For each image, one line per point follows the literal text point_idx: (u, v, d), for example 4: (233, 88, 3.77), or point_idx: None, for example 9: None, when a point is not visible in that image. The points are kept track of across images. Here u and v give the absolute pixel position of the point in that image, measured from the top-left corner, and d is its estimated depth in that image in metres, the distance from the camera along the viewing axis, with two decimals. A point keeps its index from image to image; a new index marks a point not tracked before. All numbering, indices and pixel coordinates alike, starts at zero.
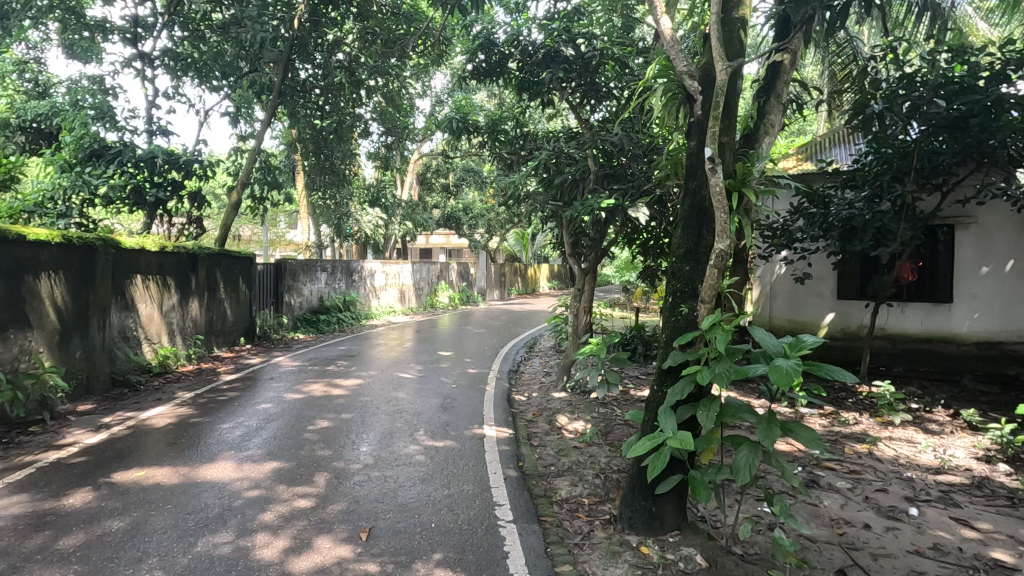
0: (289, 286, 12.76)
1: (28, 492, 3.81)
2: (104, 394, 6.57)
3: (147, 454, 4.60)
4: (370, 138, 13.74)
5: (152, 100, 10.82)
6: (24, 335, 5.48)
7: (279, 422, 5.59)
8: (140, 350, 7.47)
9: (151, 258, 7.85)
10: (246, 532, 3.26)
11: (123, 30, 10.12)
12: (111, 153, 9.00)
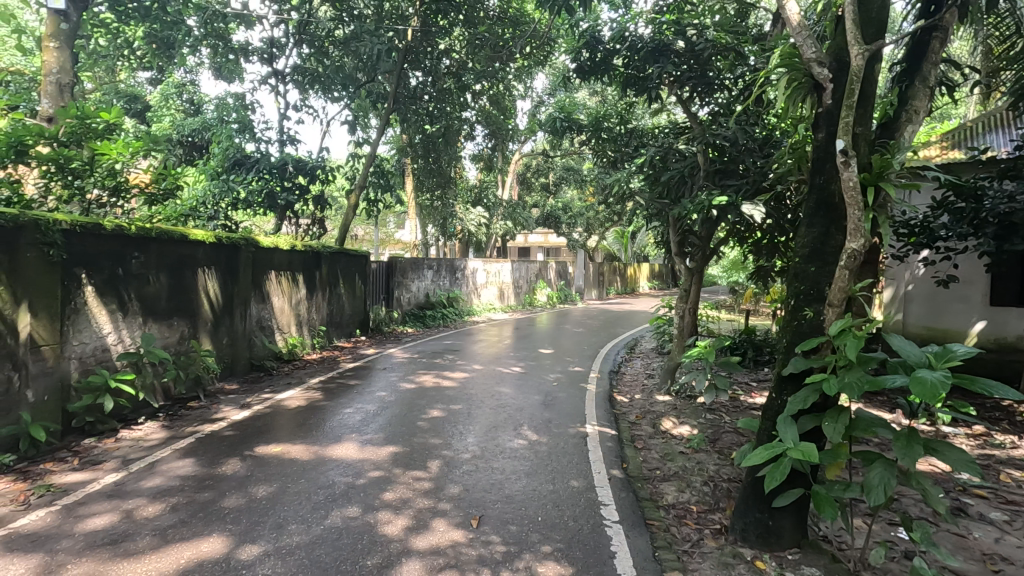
0: (399, 282, 13.54)
1: (192, 458, 4.41)
2: (245, 376, 7.40)
3: (283, 431, 5.13)
4: (473, 141, 14.22)
5: (283, 112, 11.96)
6: (185, 322, 6.32)
7: (393, 409, 5.97)
8: (274, 338, 8.31)
9: (283, 256, 8.71)
10: (371, 509, 3.54)
11: (261, 52, 11.27)
12: (250, 162, 10.06)
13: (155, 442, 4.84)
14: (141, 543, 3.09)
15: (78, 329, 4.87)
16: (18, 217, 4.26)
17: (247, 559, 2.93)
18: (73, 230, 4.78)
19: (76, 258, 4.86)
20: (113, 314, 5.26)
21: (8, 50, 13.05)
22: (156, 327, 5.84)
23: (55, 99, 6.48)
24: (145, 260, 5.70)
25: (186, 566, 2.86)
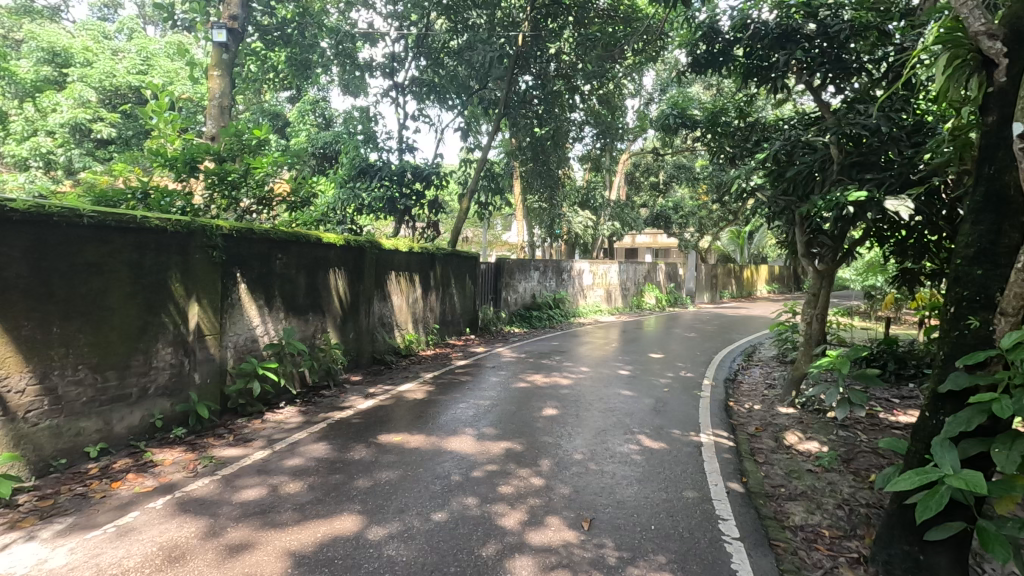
0: (506, 283, 13.83)
1: (326, 442, 4.84)
2: (368, 369, 7.97)
3: (401, 422, 5.45)
4: (581, 142, 14.16)
5: (402, 122, 12.71)
6: (319, 317, 6.94)
7: (503, 406, 6.11)
8: (393, 334, 8.87)
9: (403, 257, 9.26)
10: (487, 501, 3.66)
11: (383, 67, 12.08)
12: (373, 170, 10.80)
13: (294, 425, 5.38)
14: (286, 516, 3.45)
15: (233, 322, 5.54)
16: (191, 224, 4.93)
17: (375, 539, 3.16)
18: (231, 234, 5.44)
19: (233, 259, 5.53)
20: (260, 308, 5.92)
21: (180, 81, 15.21)
22: (295, 321, 6.48)
23: (218, 120, 7.42)
24: (286, 261, 6.34)
25: (324, 539, 3.14)
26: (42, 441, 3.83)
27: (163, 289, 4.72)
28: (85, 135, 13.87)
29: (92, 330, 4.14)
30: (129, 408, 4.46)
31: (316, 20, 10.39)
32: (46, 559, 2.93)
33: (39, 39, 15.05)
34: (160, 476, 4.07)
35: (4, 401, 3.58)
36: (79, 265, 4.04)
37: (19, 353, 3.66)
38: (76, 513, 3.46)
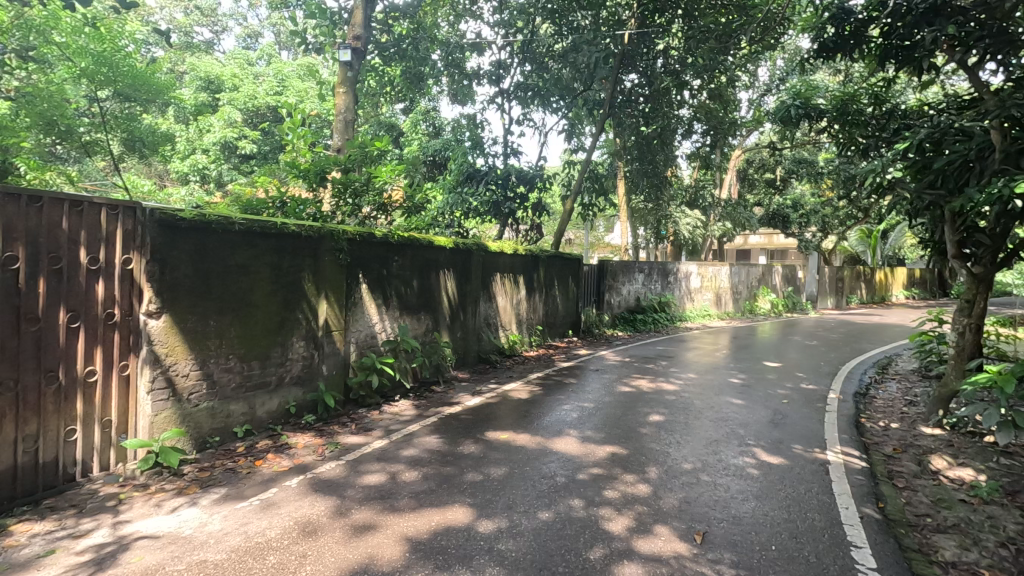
0: (609, 285, 13.62)
1: (438, 436, 5.07)
2: (474, 367, 8.23)
3: (507, 421, 5.56)
4: (689, 140, 13.58)
5: (507, 127, 12.97)
6: (429, 317, 7.29)
7: (608, 410, 6.02)
8: (498, 334, 9.08)
9: (508, 260, 9.44)
10: (593, 504, 3.63)
11: (490, 74, 12.41)
12: (480, 175, 11.13)
13: (408, 417, 5.70)
14: (403, 502, 3.66)
15: (355, 320, 5.99)
16: (321, 230, 5.40)
17: (485, 532, 3.25)
18: (354, 239, 5.88)
19: (356, 261, 5.97)
20: (379, 307, 6.34)
21: (310, 99, 16.74)
22: (409, 319, 6.87)
23: (343, 134, 8.06)
24: (401, 263, 6.73)
25: (438, 528, 3.29)
26: (202, 419, 4.39)
27: (297, 288, 5.22)
28: (232, 151, 15.73)
29: (240, 324, 4.67)
30: (269, 394, 4.98)
31: (428, 34, 10.94)
32: (206, 523, 3.35)
33: (198, 69, 17.41)
34: (294, 457, 4.50)
35: (174, 383, 4.15)
36: (231, 266, 4.58)
37: (185, 343, 4.23)
38: (228, 485, 3.92)
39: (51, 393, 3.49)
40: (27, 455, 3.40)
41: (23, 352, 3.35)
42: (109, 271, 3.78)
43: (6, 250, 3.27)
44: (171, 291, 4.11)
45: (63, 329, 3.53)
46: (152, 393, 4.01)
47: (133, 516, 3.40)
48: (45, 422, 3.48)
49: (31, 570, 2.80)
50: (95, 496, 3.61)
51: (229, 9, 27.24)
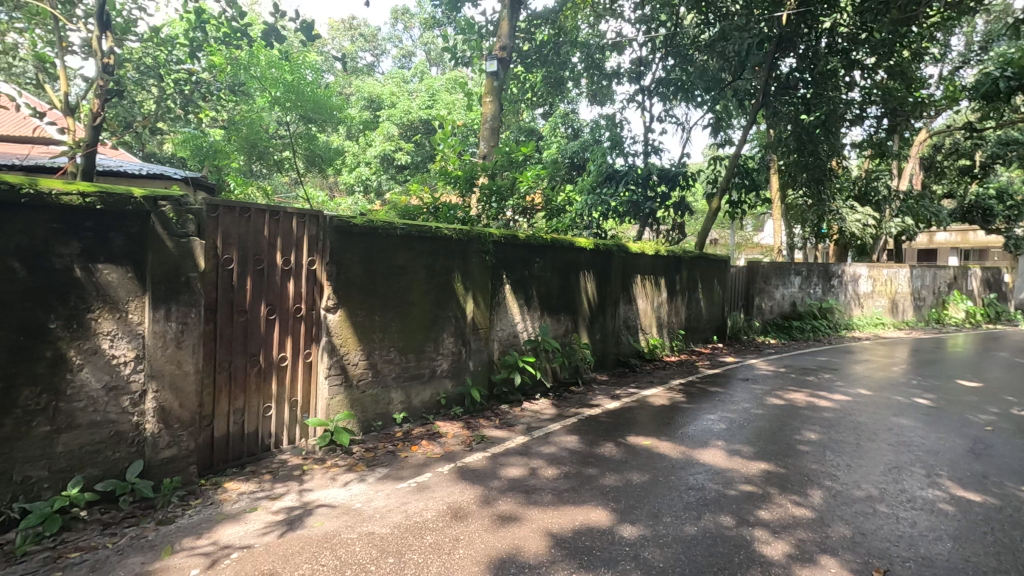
0: (761, 289, 12.59)
1: (578, 436, 5.08)
2: (612, 370, 8.13)
3: (649, 427, 5.39)
4: (860, 127, 12.05)
5: (648, 125, 12.60)
6: (569, 318, 7.33)
7: (761, 423, 5.56)
8: (637, 337, 8.85)
9: (649, 261, 9.15)
10: (746, 524, 3.38)
11: (631, 72, 12.14)
12: (619, 175, 10.91)
13: (549, 416, 5.78)
14: (546, 498, 3.72)
15: (499, 318, 6.23)
16: (469, 233, 5.70)
17: (629, 538, 3.18)
18: (500, 241, 6.12)
19: (501, 262, 6.22)
20: (521, 307, 6.52)
21: (457, 109, 17.84)
22: (550, 319, 6.98)
23: (489, 141, 8.43)
24: (543, 264, 6.86)
25: (581, 528, 3.29)
26: (367, 404, 4.88)
27: (448, 287, 5.57)
28: (390, 162, 17.35)
29: (399, 319, 5.11)
30: (423, 385, 5.39)
31: (570, 38, 11.02)
32: (372, 498, 3.70)
33: (363, 90, 19.46)
34: (445, 446, 4.80)
35: (346, 370, 4.68)
36: (393, 267, 5.02)
37: (355, 335, 4.73)
38: (389, 466, 4.31)
39: (254, 374, 4.11)
40: (236, 425, 4.04)
41: (235, 339, 3.98)
42: (298, 270, 4.35)
43: (224, 253, 3.89)
44: (344, 289, 4.63)
45: (263, 320, 4.14)
46: (328, 378, 4.56)
47: (314, 486, 3.88)
48: (249, 399, 4.10)
49: (240, 522, 3.32)
50: (284, 466, 4.18)
51: (387, 34, 30.01)
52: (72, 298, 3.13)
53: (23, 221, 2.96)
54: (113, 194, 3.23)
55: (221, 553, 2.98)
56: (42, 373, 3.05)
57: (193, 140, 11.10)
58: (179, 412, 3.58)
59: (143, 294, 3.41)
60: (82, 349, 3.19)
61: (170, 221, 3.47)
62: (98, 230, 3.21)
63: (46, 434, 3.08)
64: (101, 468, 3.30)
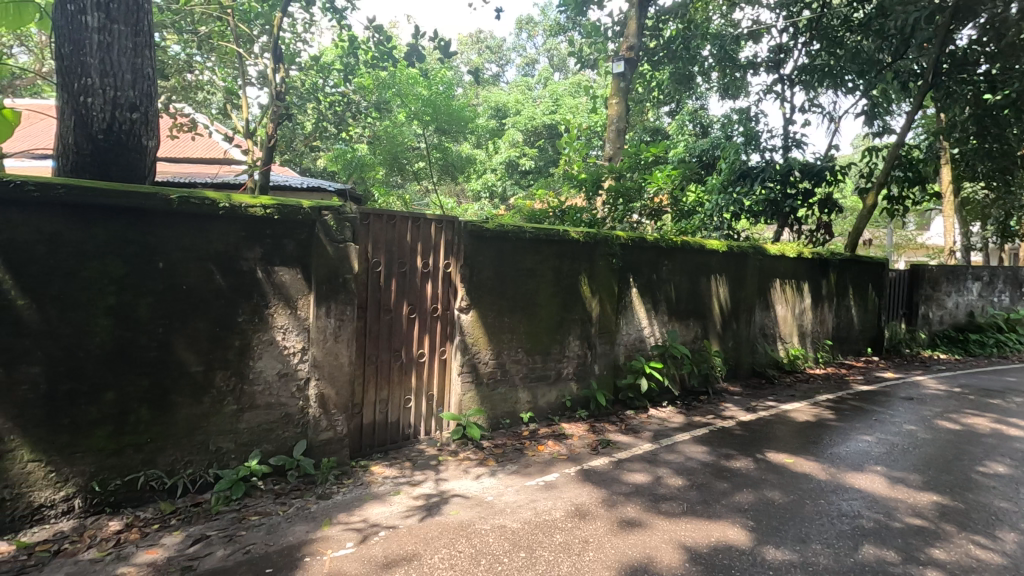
0: (928, 296, 11.02)
1: (709, 448, 4.82)
2: (747, 381, 7.60)
3: (791, 444, 4.97)
4: None
5: (789, 117, 11.59)
6: (698, 323, 7.00)
7: (932, 449, 4.87)
8: (776, 346, 8.20)
9: (790, 264, 8.42)
10: (916, 562, 2.97)
11: (768, 61, 11.26)
12: (755, 172, 9.88)
13: (677, 425, 5.56)
14: (677, 509, 3.59)
15: (625, 322, 6.12)
16: (596, 236, 5.67)
17: (771, 561, 2.96)
18: (627, 244, 6.01)
19: (628, 266, 6.11)
20: (648, 311, 6.35)
21: (581, 112, 17.91)
22: (678, 324, 6.71)
23: (615, 143, 8.31)
24: (671, 267, 6.61)
25: (717, 544, 3.13)
26: (496, 402, 5.06)
27: (574, 290, 5.59)
28: (514, 168, 17.90)
29: (527, 321, 5.23)
30: (549, 386, 5.46)
31: (701, 30, 10.30)
32: (502, 493, 3.83)
33: (490, 100, 20.22)
34: (571, 447, 4.83)
35: (477, 368, 4.90)
36: (522, 270, 5.16)
37: (486, 335, 4.93)
38: (517, 463, 4.43)
39: (396, 368, 4.46)
40: (381, 414, 4.41)
41: (381, 335, 4.35)
42: (436, 273, 4.65)
43: (373, 257, 4.27)
44: (477, 291, 4.85)
45: (405, 318, 4.48)
46: (461, 375, 4.81)
47: (449, 476, 4.11)
48: (392, 390, 4.46)
49: (386, 504, 3.62)
50: (421, 455, 4.48)
51: (512, 43, 30.93)
52: (255, 295, 3.64)
53: (220, 230, 3.48)
54: (287, 205, 3.68)
55: (371, 530, 3.27)
56: (231, 360, 3.57)
57: (343, 155, 12.35)
58: (335, 399, 4.00)
59: (308, 292, 3.85)
60: (261, 340, 3.68)
61: (331, 229, 3.89)
62: (275, 237, 3.69)
63: (233, 412, 3.60)
64: (274, 444, 3.79)
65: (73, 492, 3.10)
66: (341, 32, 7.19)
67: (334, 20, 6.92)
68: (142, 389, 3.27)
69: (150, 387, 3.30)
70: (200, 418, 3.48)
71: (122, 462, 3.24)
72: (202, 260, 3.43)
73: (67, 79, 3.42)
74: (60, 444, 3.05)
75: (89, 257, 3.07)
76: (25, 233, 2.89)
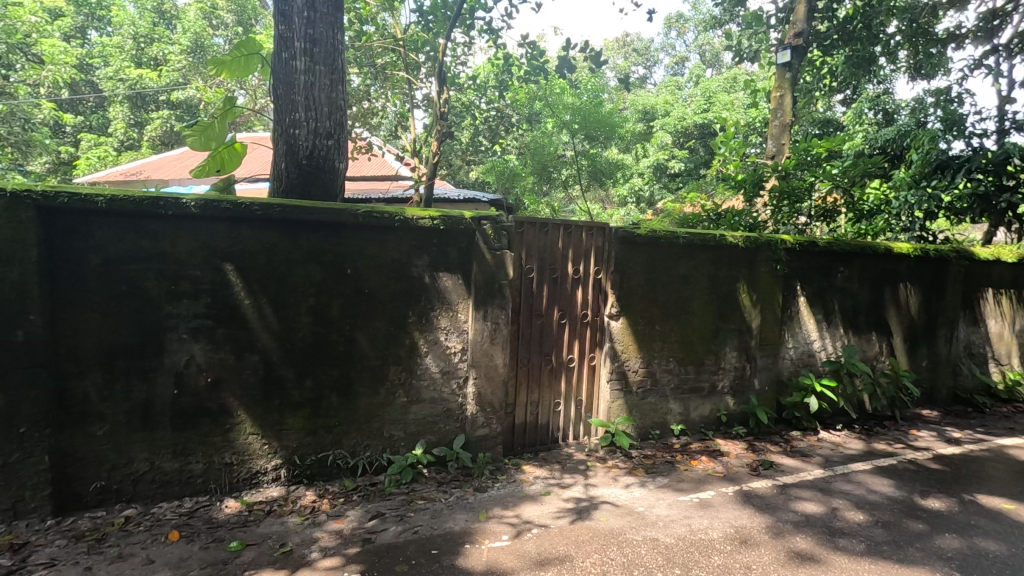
0: None
1: (898, 481, 4.21)
2: (946, 407, 6.49)
3: (1011, 486, 4.13)
4: None
5: (1005, 95, 9.64)
6: (882, 337, 6.14)
7: None
8: (986, 368, 6.88)
9: (1007, 270, 7.01)
10: None
11: (976, 30, 9.50)
12: (958, 162, 7.86)
13: (855, 452, 4.94)
14: (858, 546, 3.19)
15: (791, 334, 5.59)
16: (758, 240, 5.25)
17: None
18: (794, 249, 5.48)
19: (794, 272, 5.58)
20: (820, 323, 5.73)
21: (736, 108, 16.79)
22: (856, 339, 5.96)
23: (778, 139, 7.64)
24: (848, 274, 5.89)
25: None
26: (645, 412, 4.95)
27: (732, 298, 5.26)
28: (663, 171, 17.39)
29: (679, 330, 5.04)
30: (702, 399, 5.20)
31: (887, 5, 8.90)
32: (654, 505, 3.73)
33: (638, 103, 19.91)
34: (727, 465, 4.54)
35: (626, 376, 4.83)
36: (675, 277, 4.99)
37: (636, 342, 4.85)
38: (669, 476, 4.28)
39: (547, 372, 4.58)
40: (532, 416, 4.57)
41: (533, 339, 4.50)
42: (586, 279, 4.69)
43: (527, 264, 4.44)
44: (627, 297, 4.79)
45: (556, 323, 4.59)
46: (610, 382, 4.78)
47: (598, 483, 4.11)
48: (543, 393, 4.59)
49: (537, 503, 3.74)
50: (571, 458, 4.55)
51: (660, 43, 30.05)
52: (422, 299, 4.00)
53: (396, 240, 3.89)
54: (451, 216, 3.98)
55: (524, 526, 3.40)
56: (403, 356, 3.96)
57: (496, 167, 13.08)
58: (491, 397, 4.22)
59: (468, 297, 4.13)
60: (428, 339, 4.03)
61: (490, 237, 4.11)
62: (440, 246, 4.02)
63: (403, 404, 3.98)
64: (437, 436, 4.11)
65: (280, 462, 3.68)
66: (496, 51, 7.61)
67: (489, 41, 7.35)
68: (332, 378, 3.77)
69: (338, 377, 3.79)
70: (377, 407, 3.91)
71: (316, 441, 3.76)
72: (380, 267, 3.86)
73: (281, 115, 4.08)
74: (272, 421, 3.63)
75: (295, 264, 3.63)
76: (250, 245, 3.51)
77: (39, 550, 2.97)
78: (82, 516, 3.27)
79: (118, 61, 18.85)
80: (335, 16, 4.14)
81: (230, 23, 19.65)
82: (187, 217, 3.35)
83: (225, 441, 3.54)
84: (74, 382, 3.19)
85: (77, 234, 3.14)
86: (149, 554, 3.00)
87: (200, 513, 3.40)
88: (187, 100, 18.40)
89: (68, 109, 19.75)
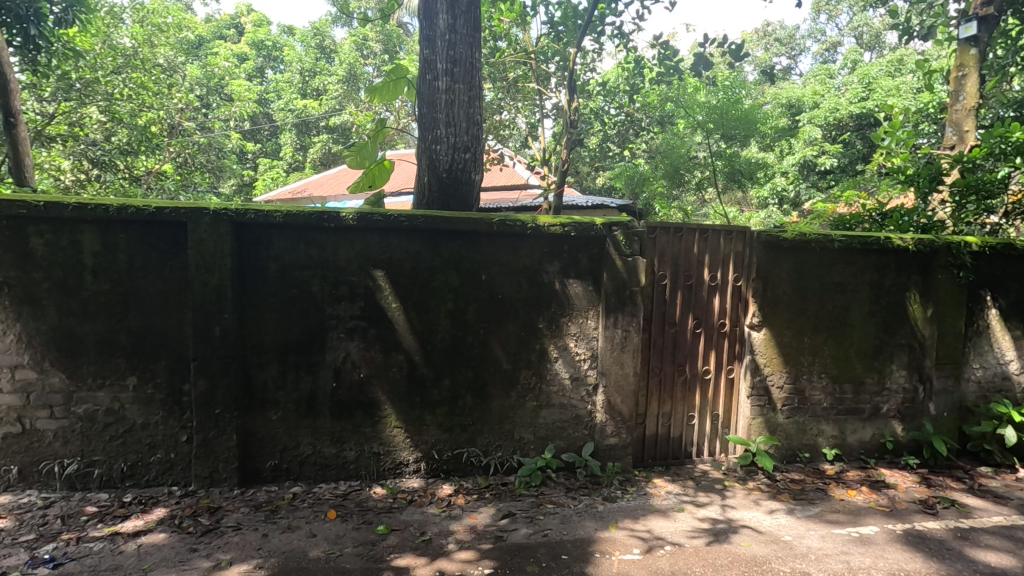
0: None
1: None
2: None
3: None
4: None
5: None
6: None
7: None
8: None
9: None
10: None
11: None
12: None
13: None
14: None
15: (980, 352, 4.77)
16: (936, 242, 4.55)
17: None
18: (984, 252, 4.67)
19: (983, 279, 4.76)
20: (1019, 340, 4.82)
21: (904, 93, 14.72)
22: None
23: (960, 124, 6.58)
24: None
25: None
26: (792, 432, 4.53)
27: (901, 309, 4.63)
28: (811, 169, 15.83)
29: (834, 343, 4.54)
30: (862, 422, 4.63)
31: None
32: (803, 535, 3.40)
33: (781, 96, 18.39)
34: (895, 499, 3.99)
35: (770, 392, 4.46)
36: (829, 284, 4.52)
37: (782, 356, 4.45)
38: (822, 504, 3.87)
39: (681, 383, 4.39)
40: (664, 428, 4.40)
41: (666, 348, 4.34)
42: (724, 287, 4.43)
43: (660, 271, 4.30)
44: (772, 306, 4.43)
45: (690, 332, 4.39)
46: (751, 398, 4.44)
47: (737, 504, 3.85)
48: (675, 405, 4.40)
49: (670, 519, 3.59)
50: (705, 476, 4.31)
51: (807, 30, 27.52)
52: (553, 305, 4.05)
53: (528, 247, 3.99)
54: (582, 223, 3.97)
55: (656, 542, 3.28)
56: (534, 361, 4.04)
57: (625, 172, 12.85)
58: (621, 407, 4.14)
59: (598, 304, 4.10)
60: (558, 345, 4.07)
61: (621, 244, 4.02)
62: (571, 252, 4.05)
63: (533, 408, 4.06)
64: (566, 441, 4.13)
65: (420, 456, 3.95)
66: (627, 55, 7.51)
67: (620, 45, 7.28)
68: (468, 379, 3.96)
69: (473, 378, 3.97)
70: (509, 409, 4.03)
71: (452, 438, 3.97)
72: (513, 273, 3.98)
73: (426, 131, 4.38)
74: (414, 417, 3.91)
75: (436, 271, 3.88)
76: (398, 253, 3.82)
77: (229, 514, 3.48)
78: (260, 488, 3.77)
79: (288, 94, 21.66)
80: (473, 35, 4.38)
81: (379, 52, 21.63)
82: (347, 229, 3.73)
83: (375, 432, 3.88)
84: (257, 372, 3.72)
85: (261, 245, 3.66)
86: (312, 528, 3.38)
87: (352, 496, 3.75)
88: (342, 125, 20.57)
89: (250, 138, 23.09)
